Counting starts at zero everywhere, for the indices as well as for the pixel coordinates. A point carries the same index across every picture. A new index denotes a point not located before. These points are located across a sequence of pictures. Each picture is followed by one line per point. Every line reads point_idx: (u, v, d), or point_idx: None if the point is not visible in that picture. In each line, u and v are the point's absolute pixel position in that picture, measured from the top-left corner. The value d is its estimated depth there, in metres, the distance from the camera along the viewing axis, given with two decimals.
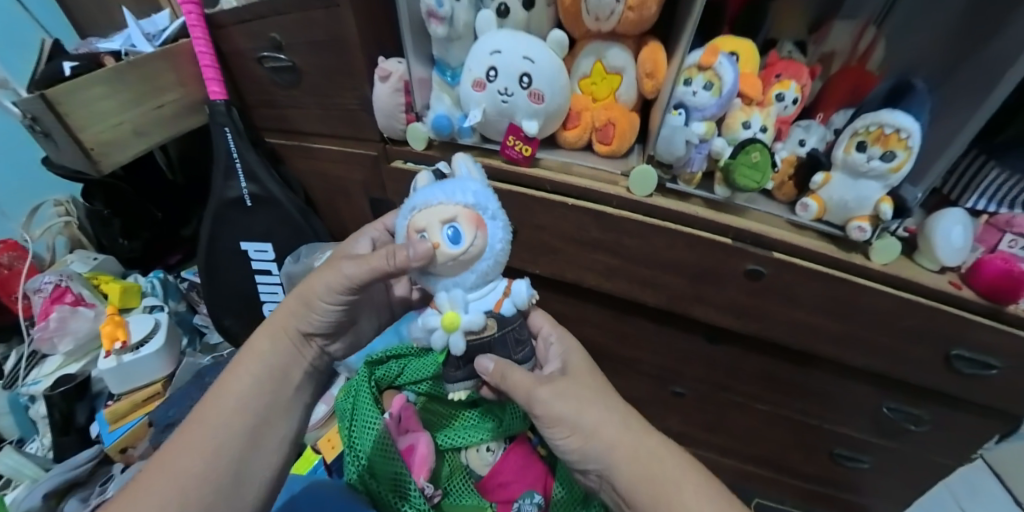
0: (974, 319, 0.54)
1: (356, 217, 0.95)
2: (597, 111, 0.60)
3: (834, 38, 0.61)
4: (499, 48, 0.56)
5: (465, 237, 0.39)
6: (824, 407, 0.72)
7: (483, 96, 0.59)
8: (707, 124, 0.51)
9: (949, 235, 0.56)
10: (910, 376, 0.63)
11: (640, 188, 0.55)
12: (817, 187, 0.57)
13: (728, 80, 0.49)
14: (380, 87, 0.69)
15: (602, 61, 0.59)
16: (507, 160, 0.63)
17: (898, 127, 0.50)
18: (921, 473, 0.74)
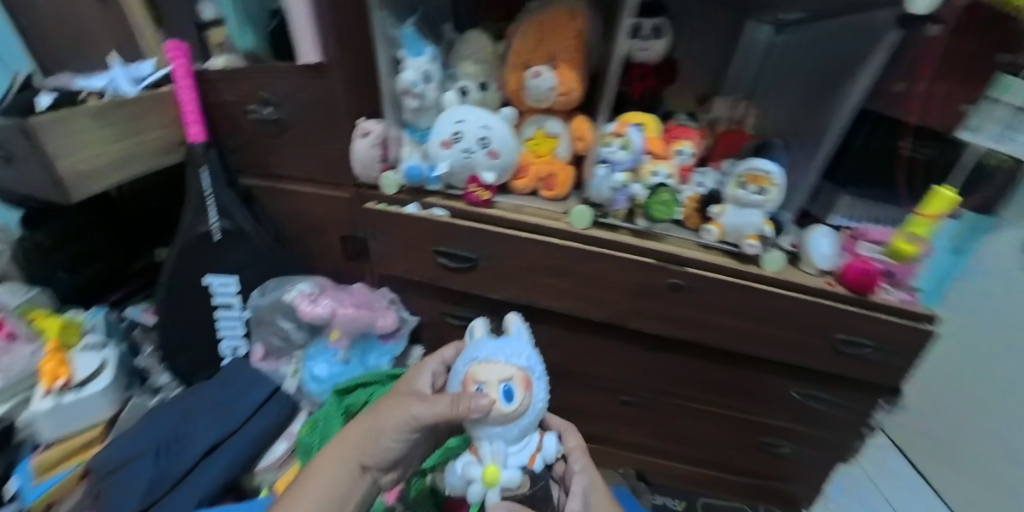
0: (846, 307, 0.71)
1: (325, 257, 1.02)
2: (540, 165, 0.76)
3: (717, 110, 0.88)
4: (462, 118, 0.72)
5: (519, 396, 0.42)
6: (749, 398, 0.86)
7: (449, 154, 0.73)
8: (626, 175, 0.66)
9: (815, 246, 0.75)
10: (805, 364, 0.79)
11: (578, 222, 0.69)
12: (716, 216, 0.73)
13: (636, 141, 0.65)
14: (359, 142, 0.82)
15: (542, 129, 0.75)
16: (468, 203, 0.76)
17: (763, 169, 0.68)
18: (828, 452, 0.89)
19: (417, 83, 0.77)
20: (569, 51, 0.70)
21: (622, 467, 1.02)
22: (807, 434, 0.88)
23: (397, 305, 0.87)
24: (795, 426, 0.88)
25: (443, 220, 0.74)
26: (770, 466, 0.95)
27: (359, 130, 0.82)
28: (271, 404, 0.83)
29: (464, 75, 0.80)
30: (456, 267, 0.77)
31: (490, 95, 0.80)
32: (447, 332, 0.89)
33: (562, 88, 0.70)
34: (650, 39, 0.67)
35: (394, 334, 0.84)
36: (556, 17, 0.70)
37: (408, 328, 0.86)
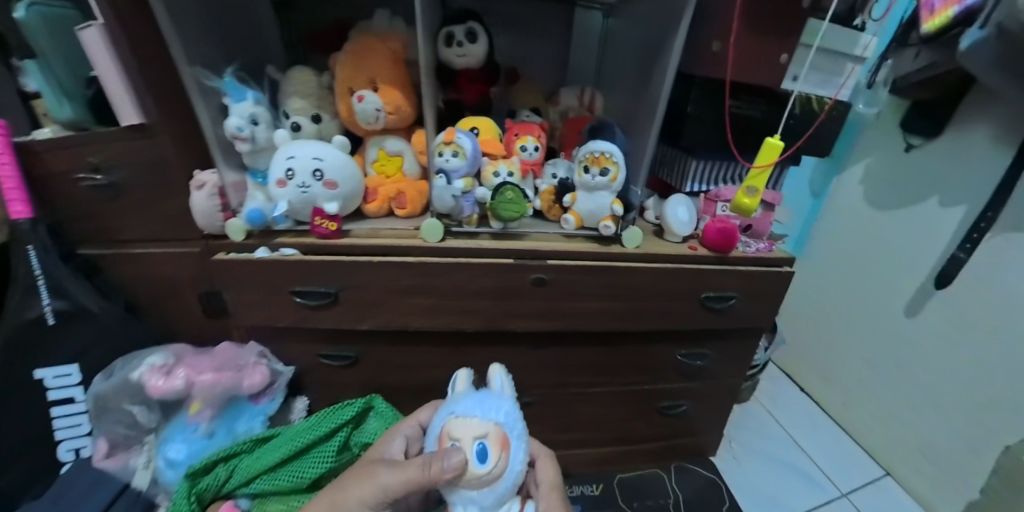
0: (703, 268, 0.83)
1: (186, 319, 0.93)
2: (389, 185, 0.80)
3: (565, 100, 0.90)
4: (293, 153, 0.71)
5: (492, 456, 0.50)
6: (633, 363, 0.97)
7: (287, 191, 0.72)
8: (465, 180, 0.67)
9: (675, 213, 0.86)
10: (673, 326, 0.90)
11: (431, 236, 0.71)
12: (571, 205, 0.75)
13: (468, 147, 0.66)
14: (194, 196, 0.76)
15: (384, 149, 0.80)
16: (320, 237, 0.75)
17: (602, 151, 0.69)
18: (703, 396, 1.11)
19: (244, 127, 0.74)
20: (386, 70, 0.72)
21: None
22: (689, 387, 1.06)
23: (269, 359, 0.83)
24: (684, 383, 1.06)
25: (296, 258, 0.72)
26: (661, 416, 1.10)
27: (193, 183, 0.76)
28: (120, 502, 0.78)
29: (294, 112, 0.79)
30: (316, 305, 0.75)
31: (327, 126, 0.82)
32: (334, 370, 0.87)
33: (388, 109, 0.73)
34: (467, 45, 0.72)
35: (267, 391, 0.83)
36: (369, 41, 0.72)
37: (284, 382, 0.84)
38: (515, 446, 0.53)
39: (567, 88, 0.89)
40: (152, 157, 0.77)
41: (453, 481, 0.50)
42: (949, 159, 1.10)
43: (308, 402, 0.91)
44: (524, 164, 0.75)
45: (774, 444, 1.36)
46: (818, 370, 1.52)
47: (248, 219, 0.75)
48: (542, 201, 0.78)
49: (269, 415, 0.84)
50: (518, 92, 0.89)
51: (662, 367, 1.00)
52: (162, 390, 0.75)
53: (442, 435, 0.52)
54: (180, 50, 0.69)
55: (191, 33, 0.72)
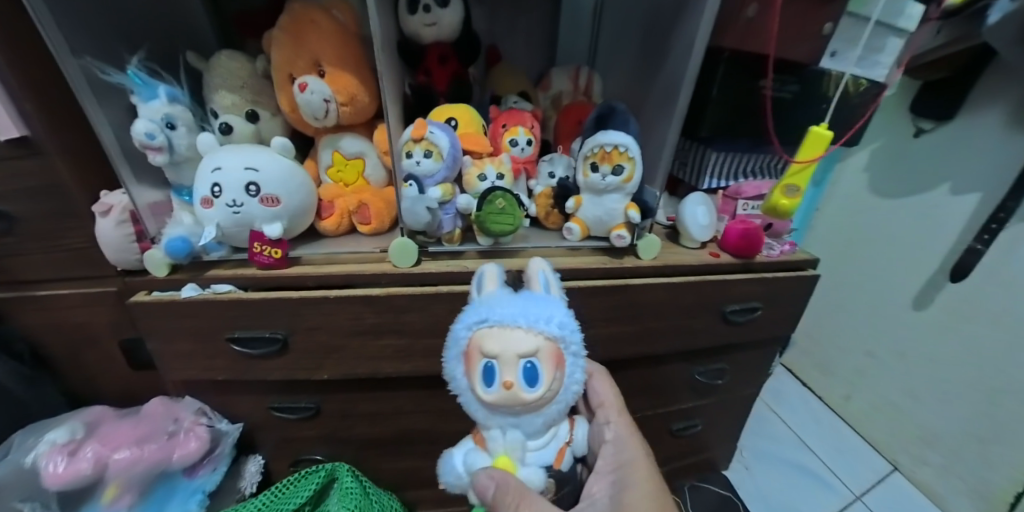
0: (727, 278, 0.70)
1: (108, 366, 0.77)
2: (349, 196, 0.65)
3: (556, 84, 0.76)
4: (220, 164, 0.55)
5: (542, 375, 0.43)
6: (645, 388, 0.83)
7: (214, 213, 0.56)
8: (442, 188, 0.53)
9: (695, 213, 0.73)
10: (694, 344, 0.77)
11: (402, 260, 0.57)
12: (573, 211, 0.62)
13: (444, 146, 0.52)
14: (99, 224, 0.59)
15: (339, 151, 0.65)
16: (261, 267, 0.60)
17: (616, 144, 0.56)
18: (718, 412, 0.99)
19: (156, 133, 0.57)
20: (333, 49, 0.57)
21: None
22: (703, 405, 0.95)
23: (210, 416, 0.69)
24: (700, 402, 0.94)
25: (233, 297, 0.58)
26: (673, 438, 0.98)
27: (97, 207, 0.59)
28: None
29: (222, 109, 0.63)
30: (262, 354, 0.60)
31: (268, 126, 0.66)
32: (294, 424, 0.72)
33: (339, 98, 0.57)
34: (436, 11, 0.57)
35: (208, 459, 0.69)
36: (309, 12, 0.57)
37: (230, 443, 0.70)
38: (569, 364, 0.45)
39: (558, 68, 0.76)
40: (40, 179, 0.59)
41: (494, 404, 0.43)
42: (958, 142, 0.98)
43: (262, 462, 0.76)
44: (516, 162, 0.62)
45: (787, 449, 1.25)
46: (816, 362, 1.40)
47: (169, 251, 0.58)
48: (538, 206, 0.65)
49: (210, 491, 0.70)
50: (502, 79, 0.75)
51: (677, 389, 0.88)
52: (65, 476, 0.61)
53: (473, 352, 0.44)
54: (60, 36, 0.52)
55: (78, 14, 0.54)
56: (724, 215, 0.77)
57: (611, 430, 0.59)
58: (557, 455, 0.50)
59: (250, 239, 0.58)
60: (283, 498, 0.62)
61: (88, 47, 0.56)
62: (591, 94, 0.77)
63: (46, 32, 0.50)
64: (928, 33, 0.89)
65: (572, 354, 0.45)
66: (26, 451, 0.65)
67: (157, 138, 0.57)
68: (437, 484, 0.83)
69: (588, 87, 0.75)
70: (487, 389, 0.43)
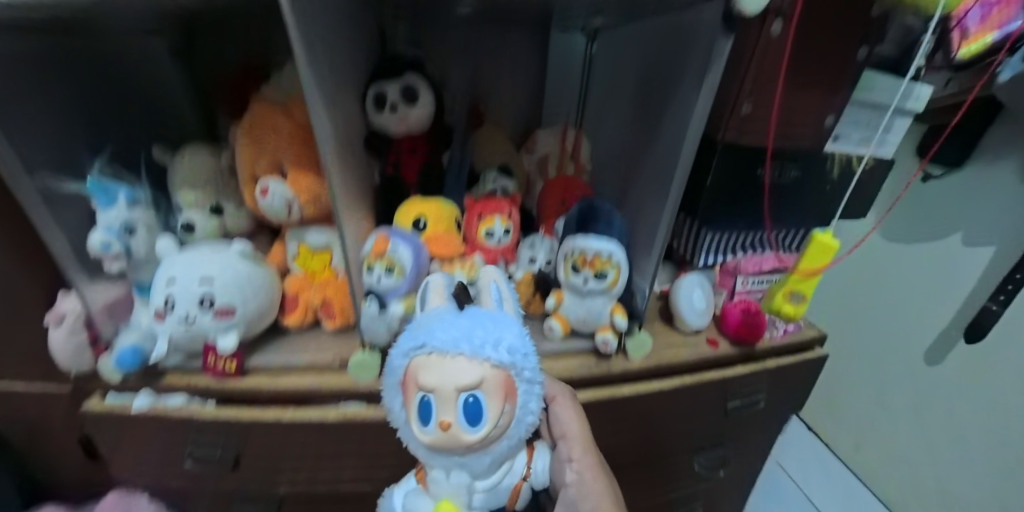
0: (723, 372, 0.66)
1: (57, 460, 0.71)
2: (313, 290, 0.60)
3: (543, 142, 0.72)
4: (173, 275, 0.51)
5: (490, 410, 0.32)
6: (644, 481, 0.76)
7: (166, 327, 0.52)
8: (404, 303, 0.48)
9: (692, 298, 0.68)
10: (692, 438, 0.71)
11: (366, 374, 0.53)
12: (554, 309, 0.56)
13: (405, 261, 0.48)
14: (51, 335, 0.56)
15: (305, 243, 0.61)
16: (215, 378, 0.56)
17: (598, 251, 0.50)
18: (724, 495, 0.92)
19: (111, 243, 0.55)
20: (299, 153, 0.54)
21: None
22: (706, 490, 0.87)
23: None
24: (703, 487, 0.87)
25: (189, 413, 0.55)
26: None
27: (49, 317, 0.56)
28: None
29: (186, 206, 0.59)
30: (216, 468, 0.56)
31: (231, 217, 0.62)
32: None
33: (300, 200, 0.54)
34: (404, 108, 0.54)
35: None
36: (271, 112, 0.55)
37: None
38: (525, 392, 0.35)
39: (543, 128, 0.72)
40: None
41: (429, 447, 0.33)
42: (961, 196, 0.91)
43: None
44: (490, 255, 0.56)
45: None
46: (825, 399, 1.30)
47: (118, 364, 0.54)
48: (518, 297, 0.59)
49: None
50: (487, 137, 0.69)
51: (679, 478, 0.81)
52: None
53: (410, 382, 0.33)
54: (14, 157, 0.48)
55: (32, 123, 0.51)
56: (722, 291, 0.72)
57: (574, 471, 0.44)
58: (511, 495, 0.39)
59: (204, 350, 0.55)
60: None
61: (43, 156, 0.53)
62: (578, 156, 0.72)
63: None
64: (937, 82, 0.77)
65: (525, 381, 0.34)
66: None
67: (112, 248, 0.55)
68: None
69: (573, 147, 0.72)
70: (423, 429, 0.32)
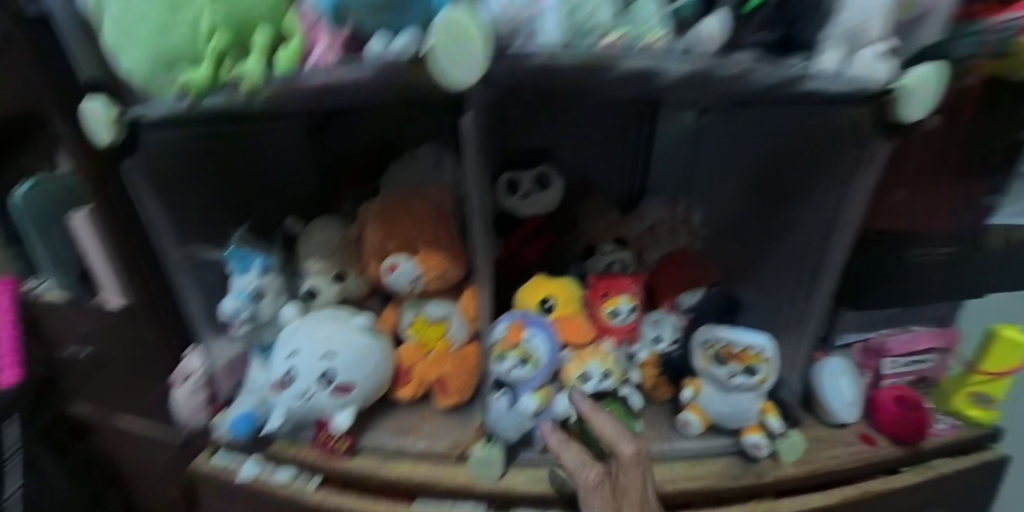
0: (889, 485, 0.56)
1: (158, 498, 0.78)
2: (426, 366, 0.57)
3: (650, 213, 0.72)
4: (298, 348, 0.52)
5: None
6: None
7: (282, 399, 0.52)
8: (537, 396, 0.46)
9: (838, 384, 0.59)
10: None
11: (483, 475, 0.49)
12: (691, 398, 0.55)
13: (541, 354, 0.46)
14: (178, 391, 0.66)
15: (422, 315, 0.58)
16: (323, 451, 0.55)
17: (748, 346, 0.50)
18: None
19: (242, 309, 0.58)
20: (440, 247, 0.55)
21: None
22: None
23: None
24: None
25: (297, 490, 0.54)
26: None
27: (178, 374, 0.67)
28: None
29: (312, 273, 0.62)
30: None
31: (353, 283, 0.64)
32: None
33: (427, 276, 0.54)
34: (535, 192, 0.57)
35: None
36: (408, 201, 0.58)
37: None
38: None
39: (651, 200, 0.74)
40: (138, 333, 0.68)
41: None
42: None
43: None
44: (614, 336, 0.53)
45: None
46: None
47: (235, 429, 0.57)
48: (644, 375, 0.59)
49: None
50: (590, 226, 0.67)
51: None
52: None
53: None
54: (171, 233, 0.61)
55: (190, 200, 0.65)
56: (865, 373, 0.66)
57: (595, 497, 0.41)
58: None
59: (318, 423, 0.54)
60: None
61: (194, 229, 0.65)
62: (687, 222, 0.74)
63: (154, 231, 0.60)
64: None
65: None
66: None
67: (243, 314, 0.58)
68: None
69: (685, 218, 0.73)
70: None
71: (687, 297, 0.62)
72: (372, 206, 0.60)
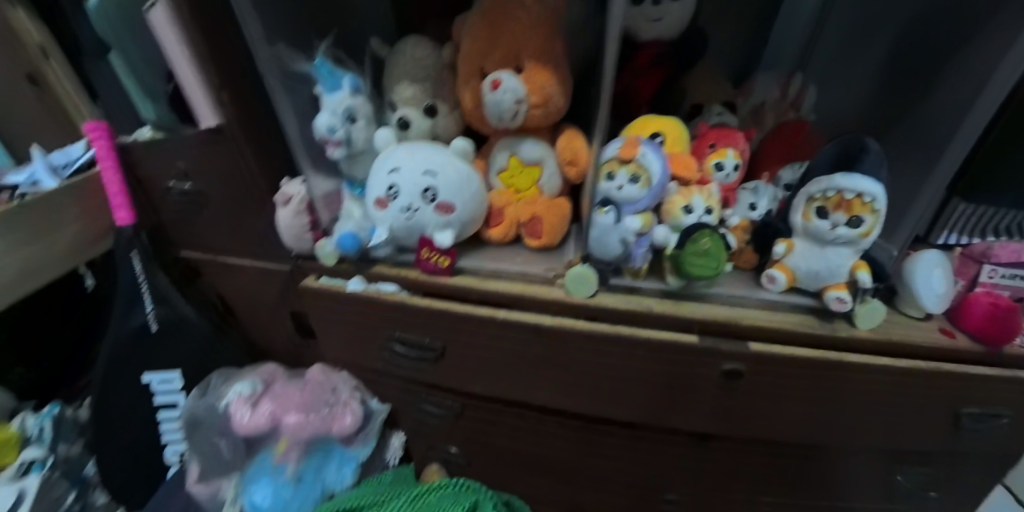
0: (977, 370, 0.54)
1: (278, 332, 0.85)
2: (520, 206, 0.55)
3: (759, 92, 0.64)
4: (399, 164, 0.50)
5: None
6: (820, 481, 0.65)
7: (386, 216, 0.51)
8: (642, 217, 0.42)
9: (932, 279, 0.55)
10: (909, 445, 0.60)
11: (578, 291, 0.49)
12: (781, 256, 0.52)
13: (655, 171, 0.41)
14: (279, 213, 0.60)
15: (515, 155, 0.54)
16: (425, 271, 0.56)
17: (862, 193, 0.44)
18: None
19: (336, 125, 0.54)
20: (547, 69, 0.47)
21: None
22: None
23: (363, 394, 0.76)
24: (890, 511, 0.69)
25: (398, 299, 0.56)
26: None
27: (278, 197, 0.60)
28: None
29: (402, 102, 0.57)
30: (418, 358, 0.60)
31: (443, 121, 0.59)
32: (438, 421, 0.73)
33: (531, 101, 0.47)
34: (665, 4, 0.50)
35: (360, 432, 0.74)
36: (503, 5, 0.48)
37: (377, 421, 0.75)
38: None
39: (764, 72, 0.65)
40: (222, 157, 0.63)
41: None
42: None
43: (404, 439, 0.80)
44: (719, 190, 0.50)
45: None
46: None
47: (341, 245, 0.58)
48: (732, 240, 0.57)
49: (361, 460, 0.74)
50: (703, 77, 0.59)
51: (865, 492, 0.67)
52: (249, 426, 0.70)
53: None
54: (257, 23, 0.54)
55: None
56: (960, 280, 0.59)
57: None
58: None
59: (419, 243, 0.54)
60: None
61: (272, 19, 0.57)
62: (796, 108, 0.65)
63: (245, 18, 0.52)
64: None
65: None
66: (222, 396, 0.76)
67: (337, 131, 0.54)
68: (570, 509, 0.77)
69: (797, 99, 0.64)
70: None
71: (787, 172, 0.58)
72: (466, 24, 0.52)
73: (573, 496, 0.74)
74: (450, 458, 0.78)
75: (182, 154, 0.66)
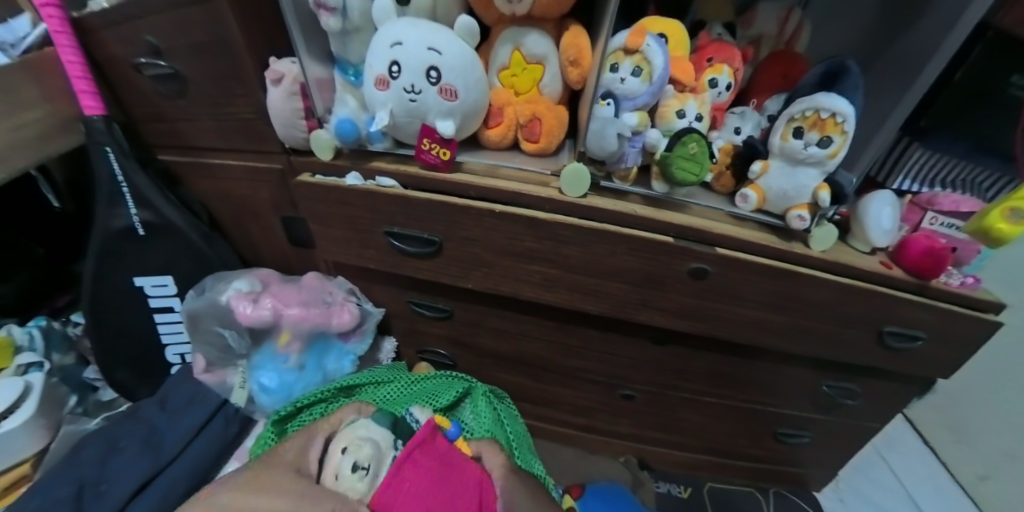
0: (909, 296, 0.60)
1: (266, 238, 0.84)
2: (520, 105, 0.57)
3: (761, 22, 0.63)
4: (401, 39, 0.49)
5: None
6: (760, 383, 0.74)
7: (388, 96, 0.52)
8: (639, 114, 0.47)
9: (881, 215, 0.59)
10: (840, 356, 0.69)
11: (573, 190, 0.52)
12: (756, 176, 0.57)
13: (657, 65, 0.46)
14: (270, 93, 0.58)
15: (519, 50, 0.55)
16: (425, 165, 0.58)
17: (835, 112, 0.49)
18: (852, 437, 0.84)
19: None
20: None
21: (618, 455, 0.92)
22: (823, 421, 0.81)
23: (358, 297, 0.79)
24: (815, 415, 0.80)
25: (398, 192, 0.58)
26: (776, 441, 0.85)
27: (269, 75, 0.58)
28: (216, 420, 0.74)
29: None
30: (415, 252, 0.63)
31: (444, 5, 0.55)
32: (424, 320, 0.78)
33: None
34: None
35: (357, 330, 0.77)
36: None
37: (372, 322, 0.79)
38: None
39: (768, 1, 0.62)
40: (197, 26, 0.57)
41: None
42: None
43: (396, 344, 0.84)
44: (711, 107, 0.54)
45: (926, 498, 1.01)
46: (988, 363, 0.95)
47: (338, 131, 0.58)
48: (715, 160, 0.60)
49: (359, 355, 0.78)
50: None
51: (798, 397, 0.77)
52: (252, 318, 0.70)
53: None
54: None
55: None
56: (904, 225, 0.63)
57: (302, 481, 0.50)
58: None
59: (419, 133, 0.56)
60: (428, 391, 0.67)
61: None
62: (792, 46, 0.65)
63: None
64: None
65: None
66: (220, 292, 0.76)
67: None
68: (541, 403, 0.86)
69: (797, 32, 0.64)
70: None
71: (772, 101, 0.62)
72: None
73: (545, 389, 0.82)
74: (439, 359, 0.84)
75: (154, 26, 0.61)
